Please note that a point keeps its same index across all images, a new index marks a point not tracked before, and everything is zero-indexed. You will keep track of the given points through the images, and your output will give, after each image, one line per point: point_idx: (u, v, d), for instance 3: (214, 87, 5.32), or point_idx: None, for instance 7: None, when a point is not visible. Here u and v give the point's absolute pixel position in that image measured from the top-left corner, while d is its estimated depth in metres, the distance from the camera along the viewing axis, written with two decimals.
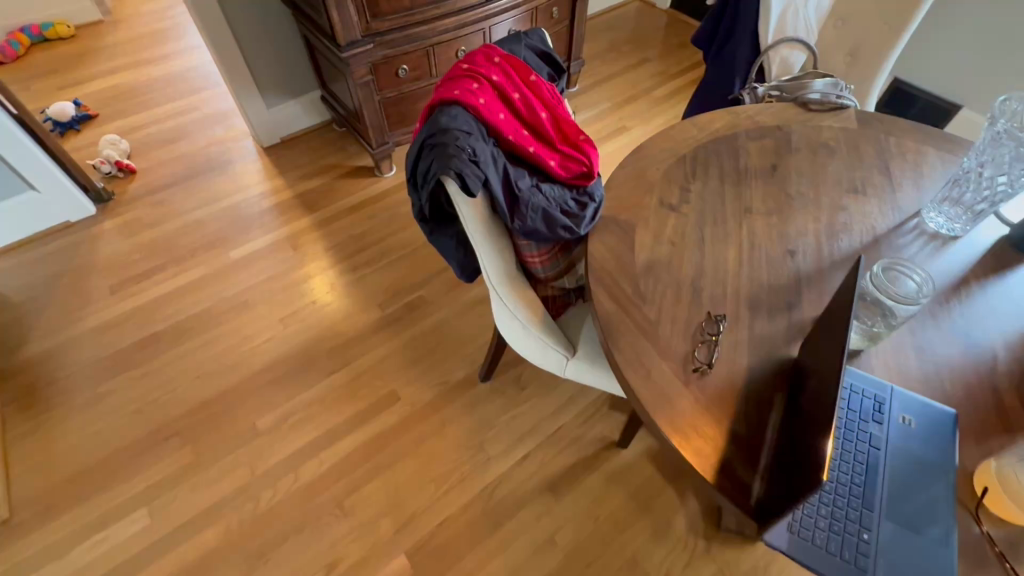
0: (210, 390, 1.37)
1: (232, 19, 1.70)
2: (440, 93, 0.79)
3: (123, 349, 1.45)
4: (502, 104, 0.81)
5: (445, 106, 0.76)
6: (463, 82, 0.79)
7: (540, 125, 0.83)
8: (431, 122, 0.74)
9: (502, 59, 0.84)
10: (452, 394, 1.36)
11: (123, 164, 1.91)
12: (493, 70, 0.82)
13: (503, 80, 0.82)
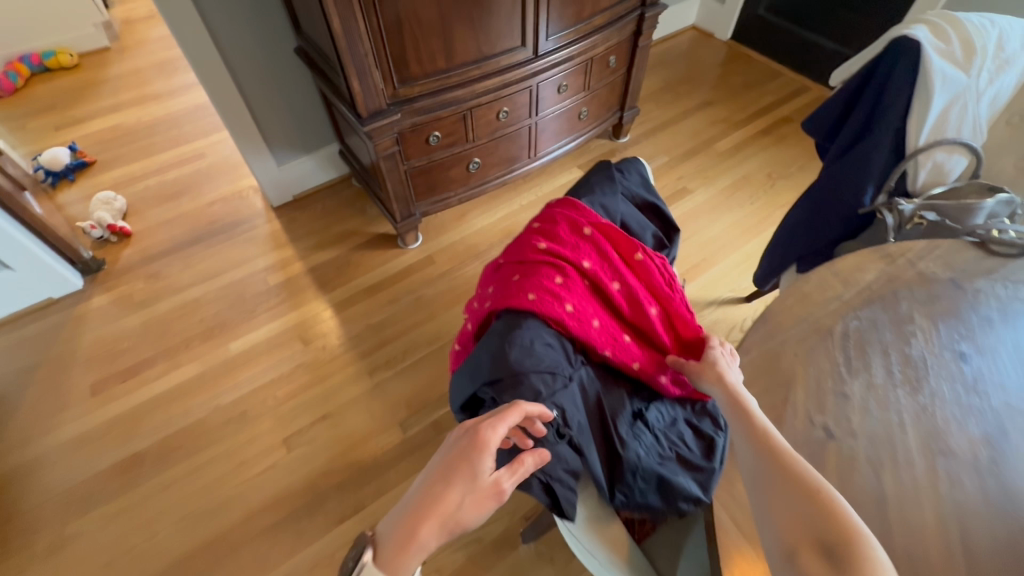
0: (196, 538, 1.13)
1: (240, 76, 1.48)
2: (505, 292, 0.56)
3: (98, 474, 1.23)
4: (595, 303, 0.56)
5: (514, 321, 0.52)
6: (539, 276, 0.55)
7: (649, 327, 0.57)
8: (494, 354, 0.50)
9: (594, 230, 0.59)
10: (488, 557, 1.11)
11: (116, 227, 1.70)
12: (582, 250, 0.58)
13: (595, 265, 0.57)
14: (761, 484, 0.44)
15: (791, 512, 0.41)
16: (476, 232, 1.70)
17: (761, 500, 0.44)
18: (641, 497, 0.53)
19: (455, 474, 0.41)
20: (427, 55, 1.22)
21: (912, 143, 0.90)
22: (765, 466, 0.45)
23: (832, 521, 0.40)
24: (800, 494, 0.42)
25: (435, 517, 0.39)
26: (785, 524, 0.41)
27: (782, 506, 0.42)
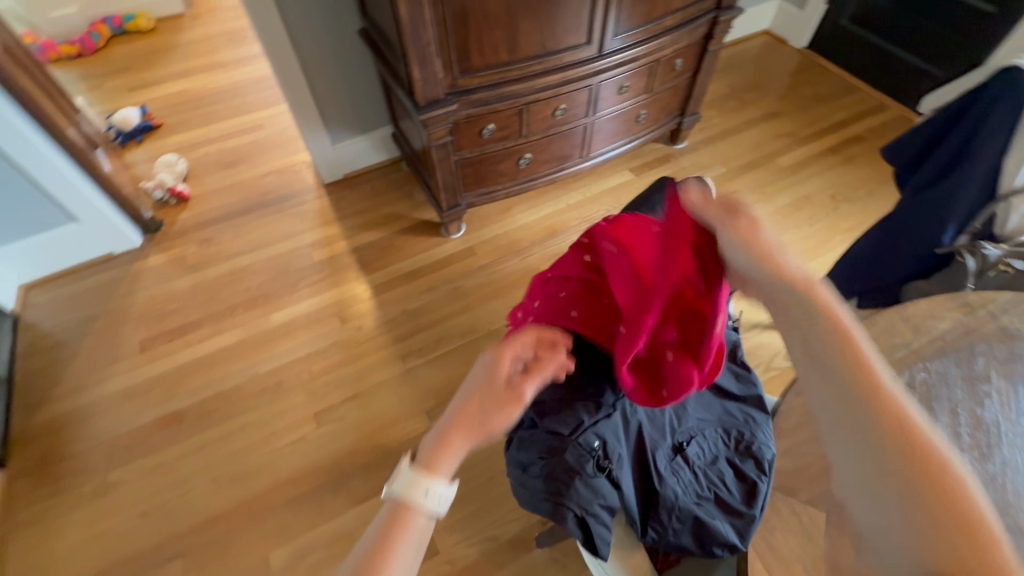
0: (225, 499, 1.18)
1: (305, 55, 1.50)
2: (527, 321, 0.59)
3: (142, 427, 1.29)
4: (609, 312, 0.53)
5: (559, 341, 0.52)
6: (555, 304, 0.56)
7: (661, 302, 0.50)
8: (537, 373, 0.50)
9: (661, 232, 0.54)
10: (501, 556, 1.11)
11: (176, 190, 1.77)
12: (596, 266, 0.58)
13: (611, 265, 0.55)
14: (843, 427, 0.41)
15: (881, 468, 0.38)
16: (519, 227, 1.69)
17: (846, 447, 0.41)
18: (674, 537, 0.51)
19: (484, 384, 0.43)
20: (490, 48, 1.20)
21: (1008, 182, 0.79)
22: (846, 405, 0.41)
23: (933, 476, 0.36)
24: (892, 442, 0.38)
25: (466, 418, 0.42)
26: (878, 481, 0.39)
27: (871, 461, 0.39)
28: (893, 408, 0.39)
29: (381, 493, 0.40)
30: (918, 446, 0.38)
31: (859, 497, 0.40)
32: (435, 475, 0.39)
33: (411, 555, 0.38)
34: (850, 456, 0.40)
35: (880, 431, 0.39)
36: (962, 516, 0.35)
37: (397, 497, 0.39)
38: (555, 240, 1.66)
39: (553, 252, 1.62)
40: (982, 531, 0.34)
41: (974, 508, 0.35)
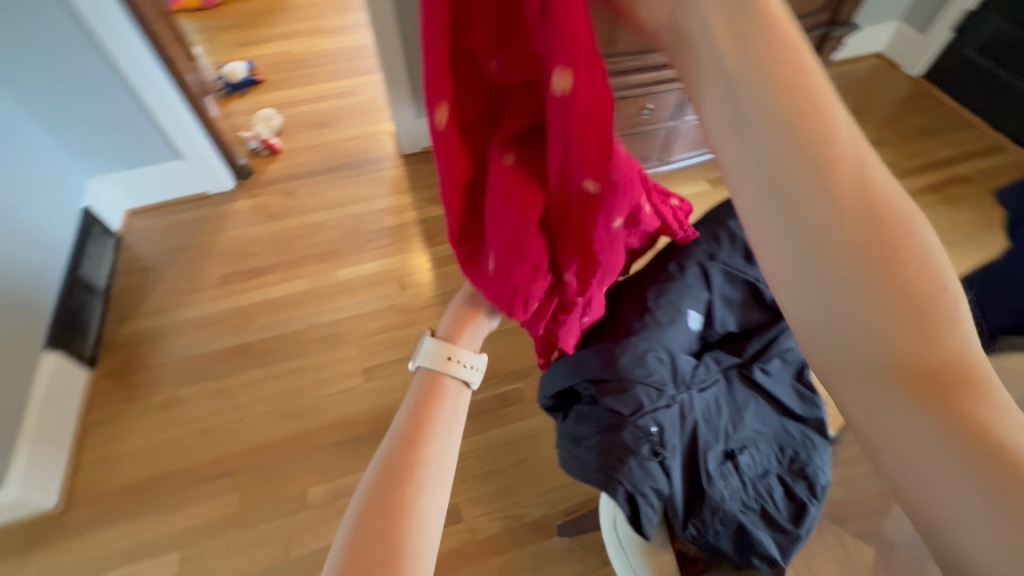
0: (275, 432, 1.26)
1: (405, 29, 1.56)
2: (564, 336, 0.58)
3: (211, 353, 1.40)
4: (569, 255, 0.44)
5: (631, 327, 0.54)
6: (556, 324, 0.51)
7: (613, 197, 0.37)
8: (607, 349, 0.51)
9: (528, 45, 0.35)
10: (523, 537, 1.13)
11: (269, 143, 1.89)
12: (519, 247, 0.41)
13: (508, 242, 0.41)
14: (783, 213, 0.30)
15: (828, 263, 0.29)
16: None
17: (787, 244, 0.31)
18: (713, 538, 0.51)
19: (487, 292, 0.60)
20: None
21: None
22: (792, 179, 0.30)
23: (884, 278, 0.28)
24: (846, 219, 0.29)
25: (478, 316, 0.59)
26: (826, 277, 0.30)
27: (820, 258, 0.29)
28: (846, 164, 0.29)
29: (409, 365, 0.54)
30: (881, 220, 0.29)
31: (801, 311, 0.31)
32: (462, 350, 0.54)
33: (450, 407, 0.50)
34: (790, 255, 0.31)
35: (833, 208, 0.29)
36: (931, 308, 0.28)
37: (432, 368, 0.52)
38: None
39: None
40: (942, 328, 0.28)
41: (938, 288, 0.28)
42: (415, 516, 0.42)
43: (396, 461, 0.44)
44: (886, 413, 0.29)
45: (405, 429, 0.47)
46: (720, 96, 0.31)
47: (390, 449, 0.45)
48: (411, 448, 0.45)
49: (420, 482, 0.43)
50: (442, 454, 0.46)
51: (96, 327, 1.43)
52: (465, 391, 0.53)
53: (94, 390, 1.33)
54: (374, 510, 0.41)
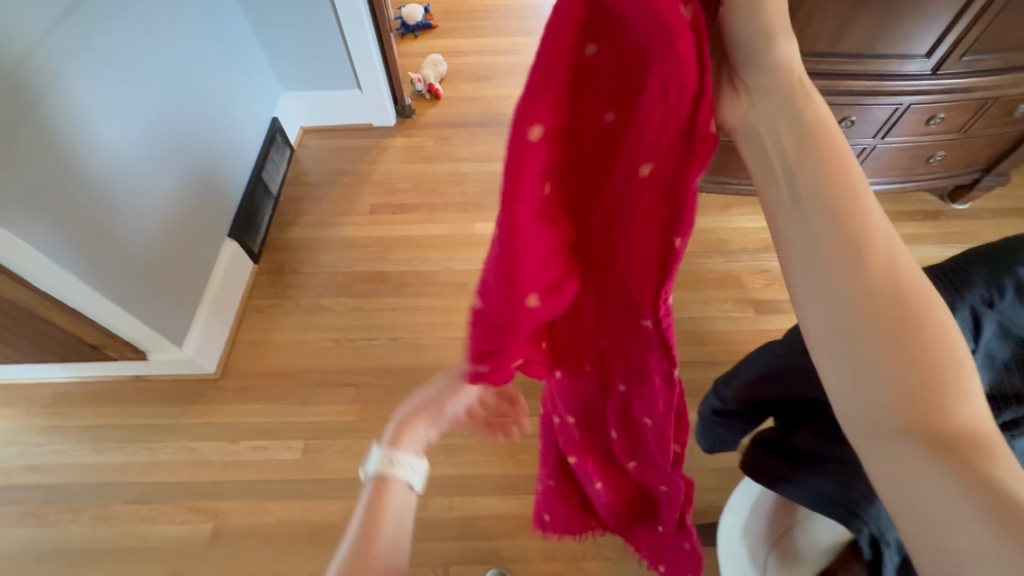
0: (398, 360, 1.35)
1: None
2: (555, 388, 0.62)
3: (355, 274, 1.51)
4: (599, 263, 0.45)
5: None
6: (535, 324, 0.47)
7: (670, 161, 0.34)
8: None
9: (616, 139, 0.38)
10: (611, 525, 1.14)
11: (433, 87, 1.96)
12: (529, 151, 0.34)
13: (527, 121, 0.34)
14: (828, 287, 0.33)
15: (866, 337, 0.32)
16: (735, 229, 1.58)
17: (822, 309, 0.33)
18: None
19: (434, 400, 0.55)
20: (811, 36, 1.09)
21: None
22: (831, 256, 0.33)
23: (898, 331, 0.31)
24: (873, 296, 0.32)
25: (421, 421, 0.56)
26: (861, 357, 0.32)
27: (848, 326, 0.32)
28: (880, 251, 0.33)
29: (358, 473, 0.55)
30: (910, 306, 0.32)
31: (833, 380, 0.34)
32: (401, 451, 0.54)
33: (398, 512, 0.52)
34: (824, 331, 0.33)
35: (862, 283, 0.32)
36: (943, 382, 0.31)
37: (378, 477, 0.53)
38: (768, 255, 1.53)
39: (760, 268, 1.50)
40: (945, 374, 0.31)
41: (951, 363, 0.31)
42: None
43: (348, 574, 0.47)
44: (899, 467, 0.31)
45: (356, 538, 0.49)
46: (777, 177, 0.36)
47: (342, 561, 0.48)
48: (360, 563, 0.47)
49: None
50: (389, 559, 0.49)
51: (265, 228, 1.59)
52: (412, 491, 0.54)
53: (254, 281, 1.49)
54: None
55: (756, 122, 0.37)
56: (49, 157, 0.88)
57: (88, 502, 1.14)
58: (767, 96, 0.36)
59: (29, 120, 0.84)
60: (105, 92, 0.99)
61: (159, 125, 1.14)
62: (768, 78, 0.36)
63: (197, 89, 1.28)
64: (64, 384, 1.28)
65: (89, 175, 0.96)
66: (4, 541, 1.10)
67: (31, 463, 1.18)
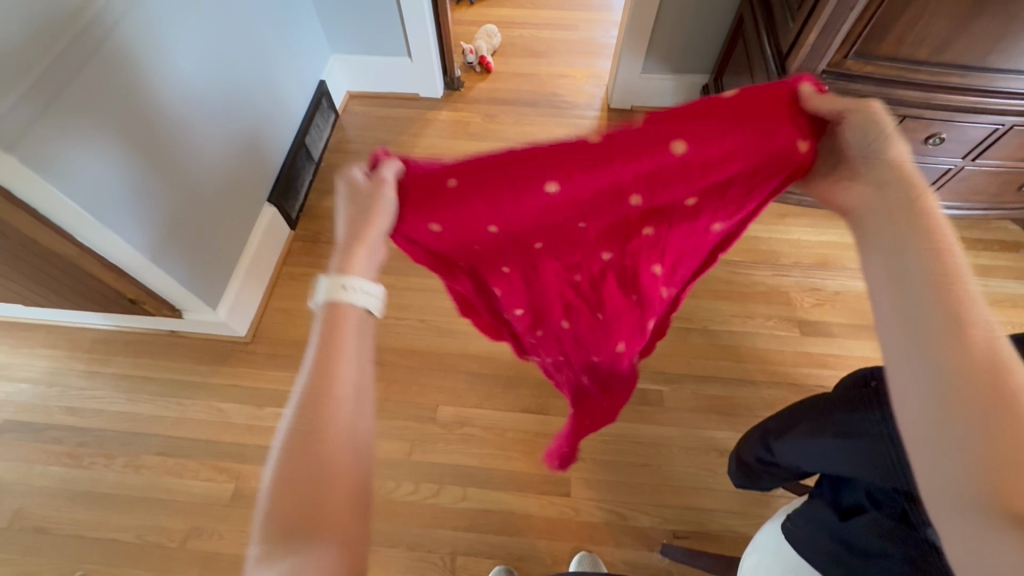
0: (424, 342, 1.33)
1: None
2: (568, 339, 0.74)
3: (389, 249, 1.48)
4: (629, 260, 0.60)
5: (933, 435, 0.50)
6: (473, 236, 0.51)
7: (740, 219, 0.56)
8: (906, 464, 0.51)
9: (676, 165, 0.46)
10: (623, 537, 1.13)
11: (484, 59, 1.88)
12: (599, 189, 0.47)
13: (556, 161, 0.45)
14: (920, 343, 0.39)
15: (951, 395, 0.36)
16: (789, 241, 1.48)
17: (910, 355, 0.39)
18: None
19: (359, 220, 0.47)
20: (913, 41, 0.98)
21: None
22: (931, 324, 0.39)
23: (978, 393, 0.36)
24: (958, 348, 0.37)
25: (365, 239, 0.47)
26: (939, 405, 0.37)
27: (938, 385, 0.37)
28: (980, 335, 0.37)
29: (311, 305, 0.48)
30: (995, 379, 0.36)
31: (916, 446, 0.38)
32: (352, 276, 0.47)
33: (356, 334, 0.47)
34: (916, 388, 0.38)
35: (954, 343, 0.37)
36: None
37: (329, 305, 0.46)
38: (822, 273, 1.43)
39: (812, 286, 1.41)
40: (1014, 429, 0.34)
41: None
42: (341, 447, 0.42)
43: (306, 403, 0.42)
44: (972, 538, 0.34)
45: (311, 363, 0.44)
46: (886, 251, 0.43)
47: (301, 389, 0.43)
48: (322, 388, 0.42)
49: (339, 413, 0.42)
50: (357, 380, 0.44)
51: (304, 192, 1.58)
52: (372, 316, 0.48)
53: (290, 247, 1.49)
54: (295, 459, 0.40)
55: (867, 202, 0.45)
56: (100, 112, 0.85)
57: (119, 449, 1.19)
58: (882, 187, 0.44)
59: (83, 72, 0.81)
60: (158, 44, 0.95)
61: (207, 81, 1.10)
62: (881, 164, 0.45)
63: (244, 43, 1.22)
64: (103, 331, 1.32)
65: (140, 134, 0.94)
66: (41, 477, 1.16)
67: (69, 405, 1.23)
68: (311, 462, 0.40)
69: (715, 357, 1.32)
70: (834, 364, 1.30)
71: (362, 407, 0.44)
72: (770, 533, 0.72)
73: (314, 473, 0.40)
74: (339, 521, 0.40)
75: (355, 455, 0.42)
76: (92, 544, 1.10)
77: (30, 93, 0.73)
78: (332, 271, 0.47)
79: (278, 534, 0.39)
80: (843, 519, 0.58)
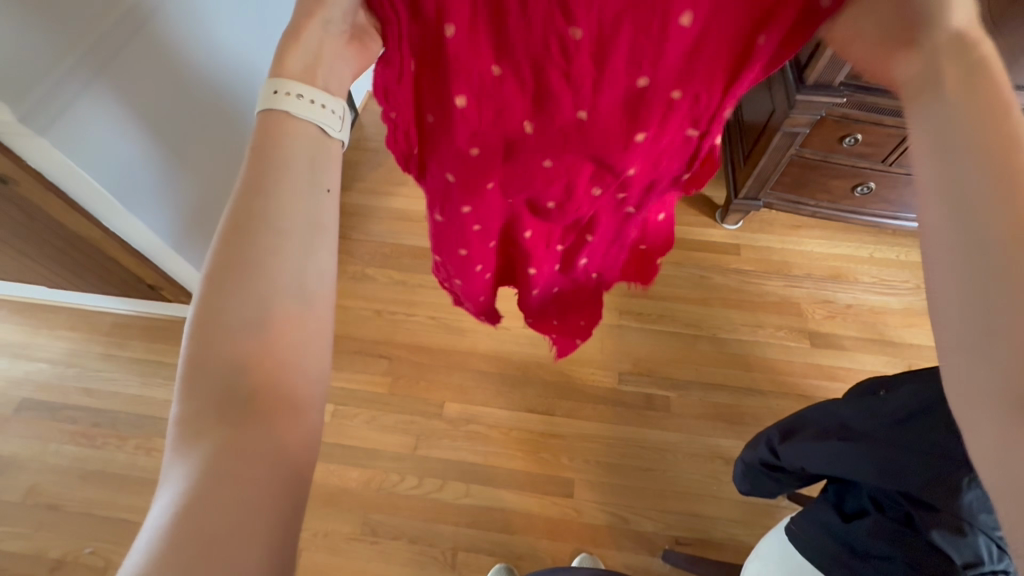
0: (433, 339, 1.35)
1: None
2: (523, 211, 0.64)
3: (402, 246, 1.49)
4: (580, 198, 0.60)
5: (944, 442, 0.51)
6: (473, 52, 0.42)
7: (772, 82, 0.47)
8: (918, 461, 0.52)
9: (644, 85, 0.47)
10: (624, 540, 1.13)
11: None
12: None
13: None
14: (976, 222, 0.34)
15: None
16: (802, 252, 1.47)
17: None
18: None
19: (300, 18, 0.41)
20: None
21: None
22: None
23: None
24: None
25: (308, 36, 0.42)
26: None
27: None
28: None
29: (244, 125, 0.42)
30: None
31: None
32: (290, 82, 0.41)
33: (304, 153, 0.42)
34: None
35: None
36: None
37: (266, 113, 0.41)
38: (834, 285, 1.43)
39: (824, 298, 1.41)
40: None
41: None
42: (284, 291, 0.39)
43: (233, 249, 0.39)
44: None
45: (240, 207, 0.40)
46: None
47: (228, 240, 0.39)
48: (261, 220, 0.39)
49: (279, 259, 0.39)
50: (306, 218, 0.41)
51: None
52: (328, 141, 0.43)
53: None
54: (224, 308, 0.38)
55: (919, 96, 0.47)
56: (145, 91, 0.87)
57: (132, 431, 1.21)
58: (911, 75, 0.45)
59: (133, 48, 0.83)
60: (208, 30, 0.97)
61: (247, 71, 1.11)
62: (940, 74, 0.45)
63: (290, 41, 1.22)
64: (122, 315, 1.35)
65: (179, 116, 0.96)
66: (56, 455, 1.19)
67: (86, 386, 1.26)
68: (247, 317, 0.38)
69: (723, 365, 1.31)
70: (844, 377, 1.29)
71: (311, 250, 0.41)
72: (772, 541, 0.72)
73: (257, 324, 0.38)
74: (281, 384, 0.38)
75: (297, 310, 0.39)
76: (102, 522, 1.12)
77: (85, 58, 0.76)
78: (272, 74, 0.41)
79: (208, 401, 0.36)
80: (844, 521, 0.58)
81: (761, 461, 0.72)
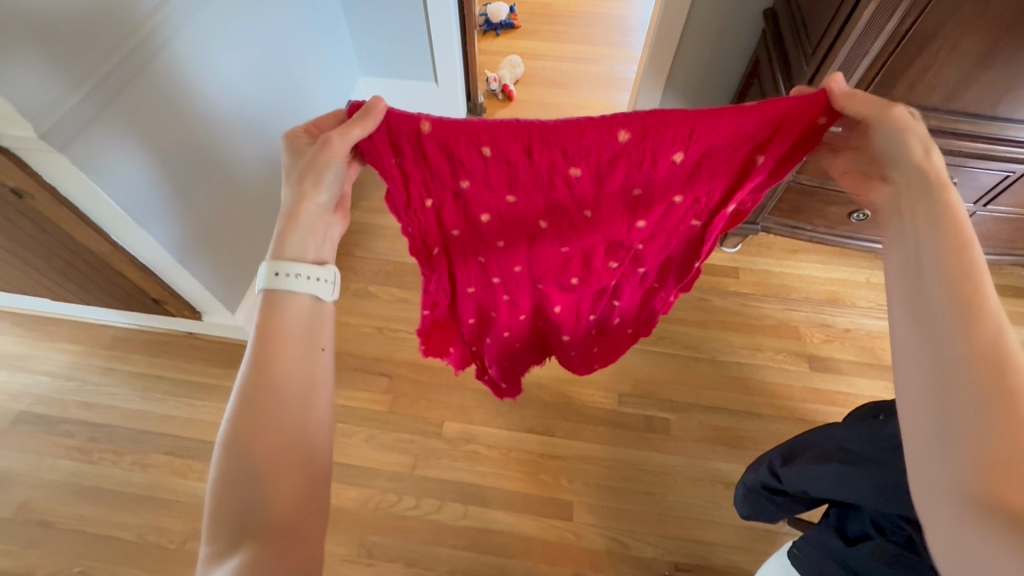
0: (433, 357, 1.35)
1: (692, 24, 1.41)
2: (549, 295, 0.75)
3: (404, 264, 1.50)
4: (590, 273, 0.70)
5: None
6: (496, 178, 0.55)
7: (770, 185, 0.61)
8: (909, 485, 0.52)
9: (642, 192, 0.58)
10: (624, 565, 1.11)
11: (506, 88, 1.93)
12: (640, 146, 0.53)
13: (626, 119, 0.51)
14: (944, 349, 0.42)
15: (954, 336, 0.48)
16: (800, 276, 1.49)
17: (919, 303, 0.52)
18: None
19: (295, 210, 0.56)
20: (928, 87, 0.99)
21: None
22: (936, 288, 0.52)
23: None
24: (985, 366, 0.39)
25: (303, 216, 0.56)
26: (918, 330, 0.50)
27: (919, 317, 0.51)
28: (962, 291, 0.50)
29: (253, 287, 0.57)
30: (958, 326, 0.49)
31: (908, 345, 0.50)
32: (286, 262, 0.55)
33: (299, 323, 0.56)
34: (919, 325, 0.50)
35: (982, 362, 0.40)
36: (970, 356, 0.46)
37: (268, 292, 0.55)
38: (832, 309, 1.44)
39: (822, 322, 1.42)
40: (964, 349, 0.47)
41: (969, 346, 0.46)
42: (291, 434, 0.51)
43: (247, 407, 0.51)
44: None
45: (252, 376, 0.52)
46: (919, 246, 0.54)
47: (242, 397, 0.51)
48: (267, 383, 0.51)
49: (285, 408, 0.51)
50: (306, 377, 0.54)
51: None
52: (320, 303, 0.57)
53: None
54: (244, 453, 0.49)
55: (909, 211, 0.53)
56: (156, 109, 0.89)
57: (128, 446, 1.20)
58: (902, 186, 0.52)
59: (141, 76, 0.85)
60: (212, 55, 1.00)
61: (247, 99, 1.14)
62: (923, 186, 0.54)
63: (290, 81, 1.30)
64: (123, 328, 1.35)
65: (185, 138, 0.98)
66: (51, 470, 1.17)
67: (84, 400, 1.25)
68: (262, 458, 0.49)
69: (723, 388, 1.31)
70: (843, 401, 1.29)
71: (310, 400, 0.53)
72: (773, 565, 0.72)
73: (271, 458, 0.49)
74: (290, 516, 0.48)
75: (301, 452, 0.51)
76: (94, 540, 1.10)
77: (99, 85, 0.78)
78: (274, 258, 0.55)
79: (231, 529, 0.47)
80: (847, 544, 0.59)
81: (760, 483, 0.72)
